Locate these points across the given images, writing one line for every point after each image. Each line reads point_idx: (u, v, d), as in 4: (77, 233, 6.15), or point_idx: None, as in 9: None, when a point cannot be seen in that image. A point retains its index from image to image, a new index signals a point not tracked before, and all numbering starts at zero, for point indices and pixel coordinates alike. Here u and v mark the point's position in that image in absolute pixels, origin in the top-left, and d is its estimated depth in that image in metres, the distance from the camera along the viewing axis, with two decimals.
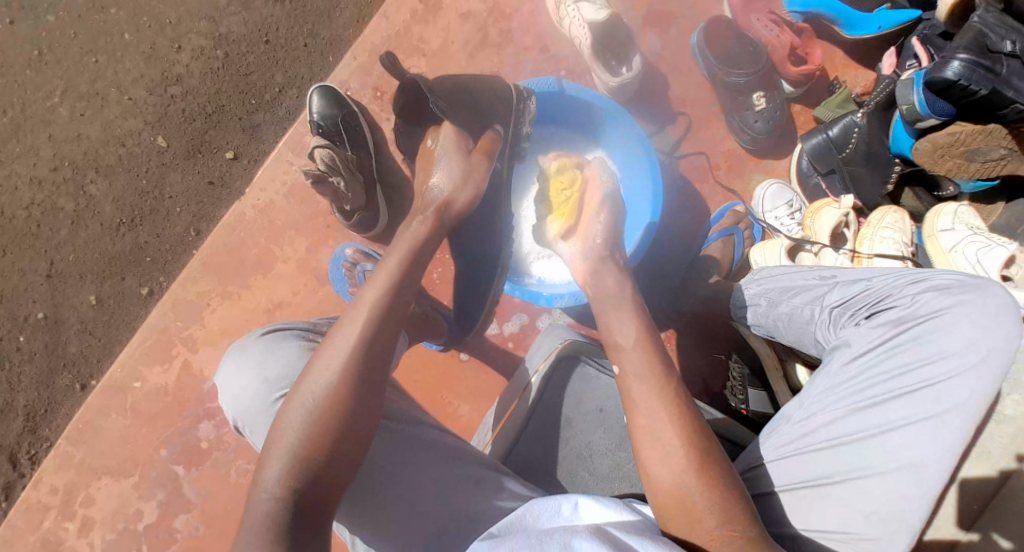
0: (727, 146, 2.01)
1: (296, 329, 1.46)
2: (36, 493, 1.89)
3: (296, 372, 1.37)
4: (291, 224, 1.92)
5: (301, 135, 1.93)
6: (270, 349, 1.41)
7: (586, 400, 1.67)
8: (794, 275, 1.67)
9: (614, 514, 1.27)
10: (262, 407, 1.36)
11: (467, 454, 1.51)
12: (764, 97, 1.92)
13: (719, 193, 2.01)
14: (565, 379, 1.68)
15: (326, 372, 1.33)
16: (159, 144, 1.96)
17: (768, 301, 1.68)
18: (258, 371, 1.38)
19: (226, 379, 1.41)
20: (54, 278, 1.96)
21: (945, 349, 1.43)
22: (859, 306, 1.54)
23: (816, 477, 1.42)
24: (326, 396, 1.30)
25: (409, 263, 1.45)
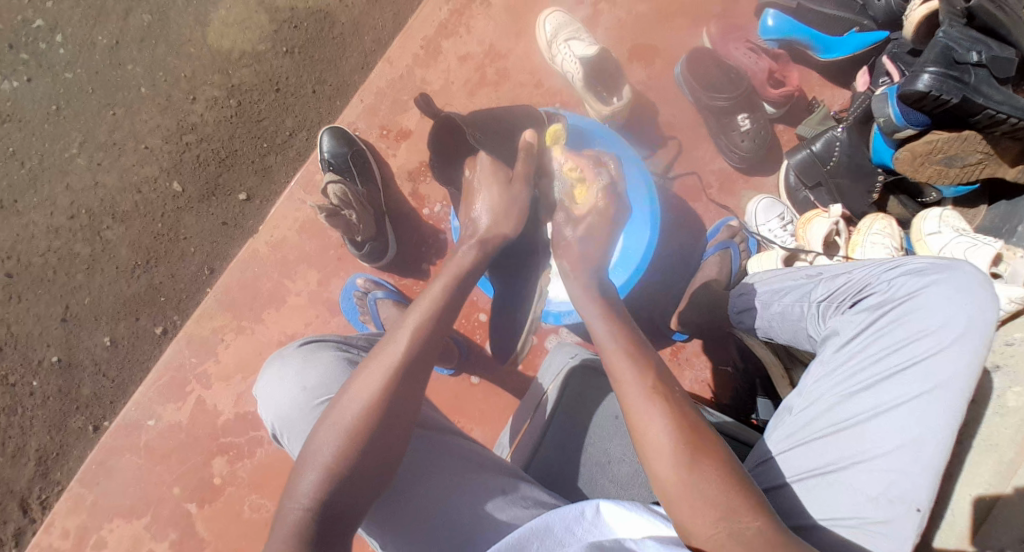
0: (717, 166, 2.12)
1: (332, 341, 1.47)
2: (48, 537, 1.87)
3: (333, 379, 1.37)
4: (302, 258, 1.98)
5: (312, 173, 2.02)
6: (308, 359, 1.42)
7: (603, 408, 1.64)
8: (783, 276, 1.67)
9: (633, 514, 1.24)
10: (303, 414, 1.35)
11: (488, 462, 1.44)
12: (749, 118, 2.03)
13: (712, 209, 2.10)
14: (582, 388, 1.66)
15: (363, 393, 1.28)
16: (174, 189, 2.04)
17: (762, 302, 1.69)
18: (297, 382, 1.39)
19: (267, 391, 1.41)
20: (70, 321, 1.99)
21: (926, 327, 1.41)
22: (843, 297, 1.54)
23: (820, 465, 1.39)
24: (365, 412, 1.25)
25: (457, 291, 1.43)
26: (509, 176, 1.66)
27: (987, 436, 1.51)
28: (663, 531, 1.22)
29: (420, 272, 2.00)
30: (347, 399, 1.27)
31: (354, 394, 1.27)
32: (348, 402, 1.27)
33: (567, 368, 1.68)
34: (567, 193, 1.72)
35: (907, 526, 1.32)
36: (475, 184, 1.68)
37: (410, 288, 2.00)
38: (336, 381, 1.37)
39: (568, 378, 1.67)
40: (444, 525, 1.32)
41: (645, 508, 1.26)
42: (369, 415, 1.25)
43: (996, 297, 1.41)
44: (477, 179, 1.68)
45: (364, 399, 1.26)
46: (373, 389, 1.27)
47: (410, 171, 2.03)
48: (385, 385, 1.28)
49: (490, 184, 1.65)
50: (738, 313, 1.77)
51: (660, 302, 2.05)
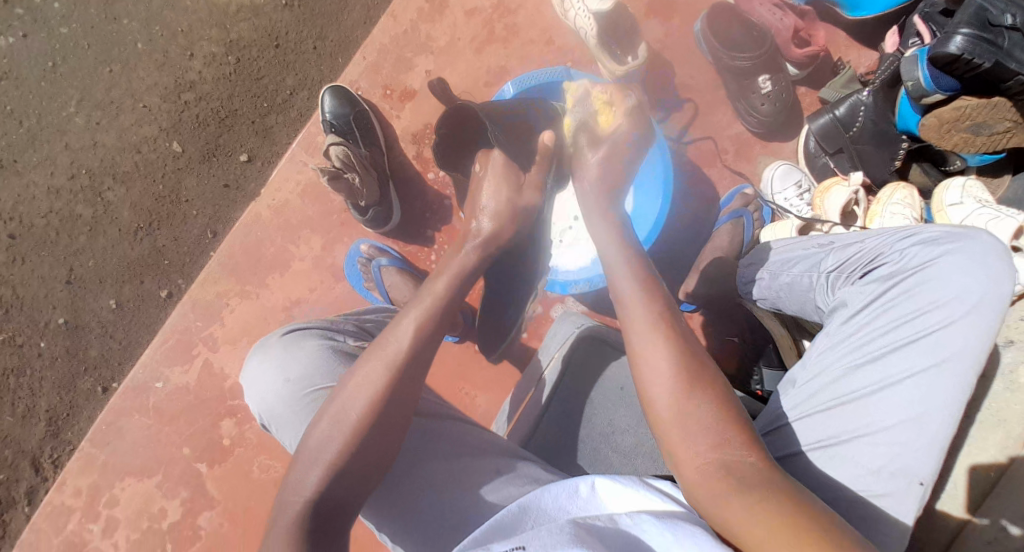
0: (734, 130, 2.05)
1: (316, 328, 1.44)
2: (60, 496, 1.90)
3: (318, 369, 1.35)
4: (306, 223, 1.96)
5: (314, 135, 1.98)
6: (290, 350, 1.38)
7: (608, 379, 1.60)
8: (795, 245, 1.63)
9: (629, 489, 1.22)
10: (288, 405, 1.33)
11: (487, 445, 1.44)
12: (770, 80, 1.94)
13: (727, 176, 2.04)
14: (586, 360, 1.63)
15: (364, 388, 1.28)
16: (174, 149, 2.01)
17: (770, 273, 1.65)
18: (281, 374, 1.35)
19: (251, 380, 1.39)
20: (74, 284, 1.98)
21: (937, 299, 1.36)
22: (854, 267, 1.49)
23: (821, 439, 1.36)
24: (367, 408, 1.26)
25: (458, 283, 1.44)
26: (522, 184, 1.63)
27: (996, 411, 1.44)
28: (658, 504, 1.19)
29: (424, 238, 1.97)
30: (348, 395, 1.27)
31: (357, 389, 1.27)
32: (351, 397, 1.27)
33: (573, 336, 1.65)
34: (591, 116, 1.68)
35: (908, 501, 1.29)
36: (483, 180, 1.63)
37: (415, 255, 1.97)
38: (321, 372, 1.34)
39: (571, 349, 1.64)
40: (437, 506, 1.33)
41: (642, 482, 1.24)
42: (371, 412, 1.26)
43: (1012, 269, 1.36)
44: (487, 175, 1.63)
45: (367, 396, 1.26)
46: (376, 385, 1.27)
47: (414, 134, 2.00)
48: (387, 382, 1.28)
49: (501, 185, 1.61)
50: (746, 283, 1.73)
51: (670, 271, 2.02)
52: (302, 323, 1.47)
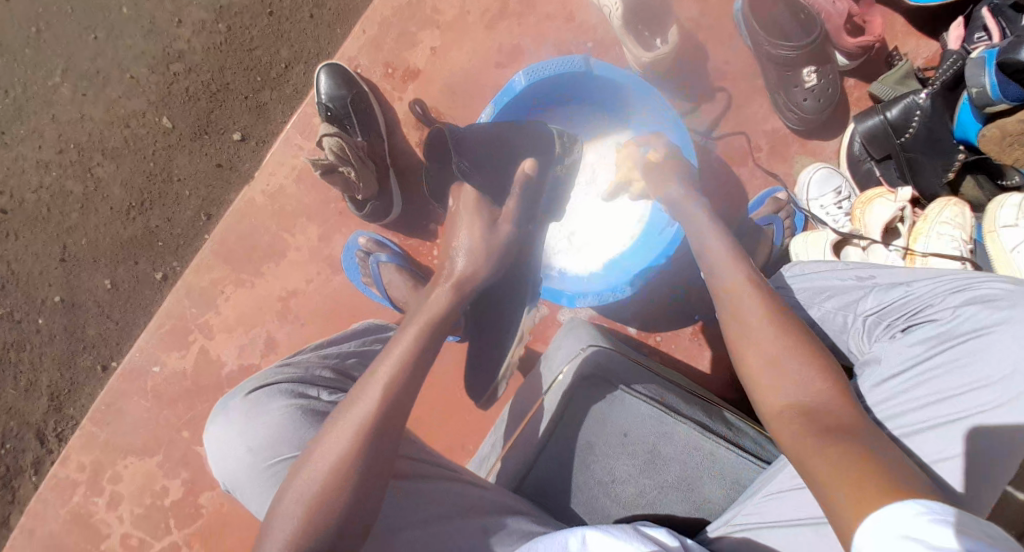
0: (770, 126, 1.85)
1: (285, 384, 1.42)
2: (64, 470, 1.93)
3: (282, 437, 1.35)
4: (302, 211, 1.86)
5: (309, 116, 1.86)
6: (258, 413, 1.38)
7: (612, 423, 1.54)
8: (829, 275, 1.49)
9: (621, 542, 1.26)
10: (255, 473, 1.34)
11: (479, 505, 1.44)
12: (816, 72, 1.75)
13: (759, 176, 1.85)
14: (589, 400, 1.54)
15: (338, 439, 1.29)
16: (164, 125, 1.89)
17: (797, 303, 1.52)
18: (243, 441, 1.36)
19: (218, 440, 1.40)
20: (69, 262, 1.92)
21: (988, 374, 1.23)
22: (896, 318, 1.37)
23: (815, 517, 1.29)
24: (330, 470, 1.26)
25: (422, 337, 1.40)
26: (496, 215, 1.52)
27: None
28: None
29: (425, 233, 1.87)
30: (323, 447, 1.28)
31: (323, 450, 1.28)
32: (315, 460, 1.27)
33: (573, 372, 1.56)
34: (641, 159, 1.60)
35: None
36: (457, 222, 1.52)
37: (415, 249, 1.88)
38: (285, 441, 1.35)
39: (573, 386, 1.54)
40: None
41: (636, 534, 1.28)
42: (335, 476, 1.25)
43: None
44: (460, 217, 1.51)
45: (333, 455, 1.27)
46: (342, 444, 1.28)
47: (418, 118, 1.85)
48: (351, 445, 1.28)
49: (474, 218, 1.50)
50: None
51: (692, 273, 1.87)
52: (273, 374, 1.46)
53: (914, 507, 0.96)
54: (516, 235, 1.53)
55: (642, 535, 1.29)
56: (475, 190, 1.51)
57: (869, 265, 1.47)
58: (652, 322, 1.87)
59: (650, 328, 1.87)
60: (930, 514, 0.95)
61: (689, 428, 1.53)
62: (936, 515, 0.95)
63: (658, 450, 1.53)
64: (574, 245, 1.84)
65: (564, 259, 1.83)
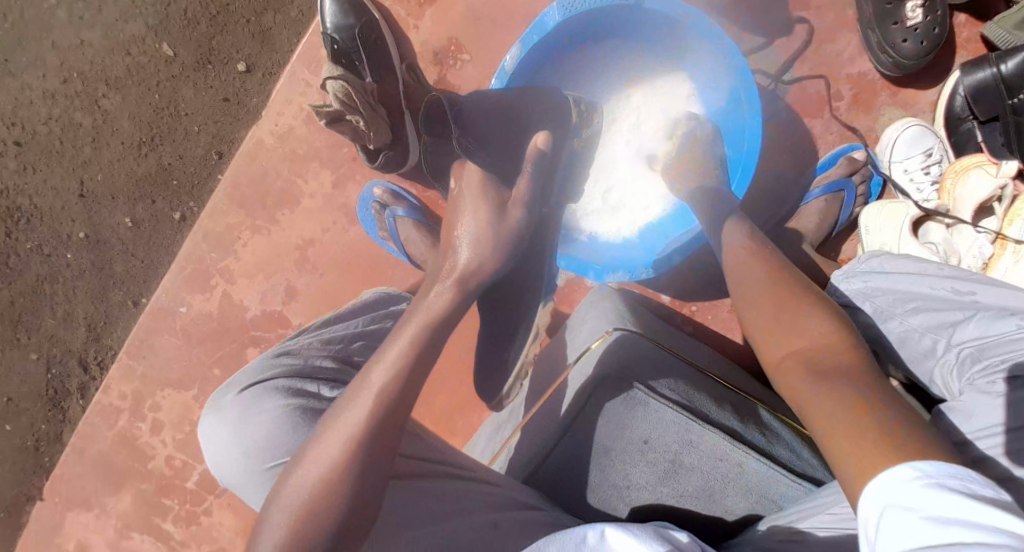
0: (855, 69, 1.56)
1: (280, 381, 1.28)
2: (107, 398, 1.95)
3: (277, 440, 1.20)
4: (314, 154, 1.73)
5: (316, 47, 1.69)
6: (249, 412, 1.23)
7: (631, 430, 1.36)
8: (914, 282, 1.28)
9: (639, 542, 1.13)
10: (249, 480, 1.20)
11: (485, 503, 1.32)
12: (921, 7, 1.45)
13: (834, 130, 1.57)
14: (606, 404, 1.35)
15: (328, 450, 1.11)
16: (165, 53, 1.76)
17: (875, 308, 1.31)
18: (238, 443, 1.21)
19: (207, 441, 1.25)
20: (87, 198, 1.87)
21: None
22: (1003, 359, 1.13)
23: None
24: (320, 486, 1.09)
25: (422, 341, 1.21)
26: (504, 199, 1.34)
27: None
28: None
29: None
30: (314, 458, 1.11)
31: (312, 457, 1.11)
32: (306, 466, 1.11)
33: (591, 373, 1.35)
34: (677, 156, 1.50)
35: None
36: (461, 206, 1.34)
37: (434, 203, 1.73)
38: (281, 443, 1.20)
39: (590, 388, 1.34)
40: None
41: (660, 537, 1.15)
42: (323, 490, 1.09)
43: None
44: (463, 200, 1.34)
45: (321, 465, 1.10)
46: (332, 454, 1.11)
47: (437, 51, 1.67)
48: (346, 455, 1.11)
49: (480, 203, 1.32)
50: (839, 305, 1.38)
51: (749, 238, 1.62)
52: (268, 367, 1.32)
53: (912, 471, 0.91)
54: (527, 222, 1.34)
55: (663, 537, 1.16)
56: (480, 171, 1.34)
57: (977, 276, 1.23)
58: (686, 290, 1.69)
59: (685, 297, 1.69)
60: (927, 479, 0.89)
61: (717, 437, 1.34)
62: (932, 479, 0.89)
63: (680, 459, 1.36)
64: (606, 202, 1.64)
65: (592, 219, 1.64)
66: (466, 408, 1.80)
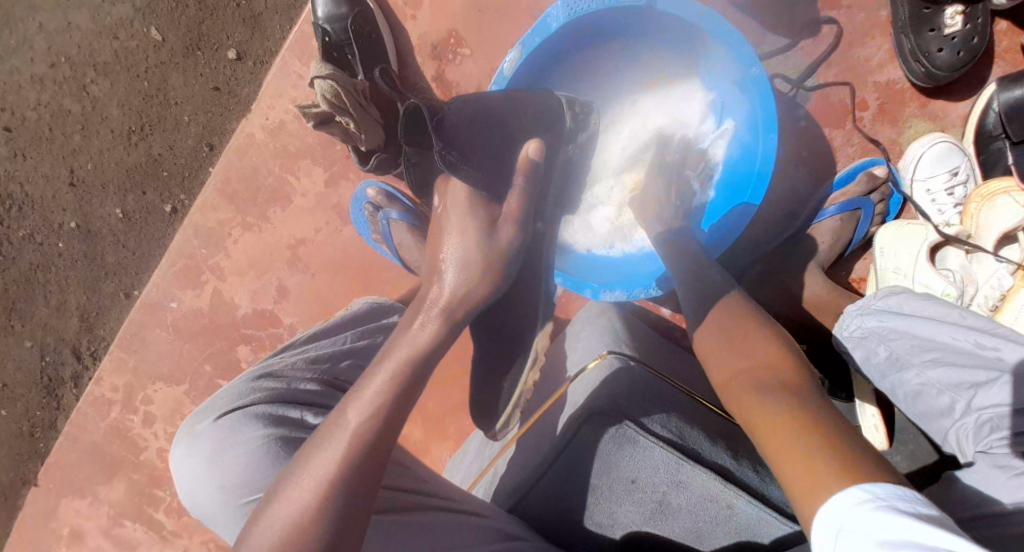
0: (884, 77, 1.45)
1: (260, 407, 1.20)
2: (99, 389, 1.94)
3: (253, 474, 1.13)
4: (307, 150, 1.66)
5: (310, 37, 1.61)
6: (225, 442, 1.16)
7: (617, 469, 1.29)
8: (934, 328, 1.19)
9: None
10: (227, 515, 1.14)
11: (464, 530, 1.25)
12: (961, 14, 1.34)
13: (857, 142, 1.47)
14: (594, 440, 1.28)
15: (305, 490, 1.02)
16: (154, 38, 1.70)
17: (891, 354, 1.23)
18: (215, 477, 1.15)
19: (184, 471, 1.19)
20: (78, 187, 1.82)
21: None
22: None
23: None
24: (291, 531, 1.00)
25: (406, 372, 1.10)
26: (494, 216, 1.17)
27: None
28: None
29: None
30: (288, 498, 1.02)
31: (286, 497, 1.02)
32: (278, 506, 1.02)
33: (579, 407, 1.28)
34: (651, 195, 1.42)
35: None
36: (446, 224, 1.18)
37: None
38: (256, 477, 1.13)
39: (577, 424, 1.27)
40: None
41: None
42: (295, 536, 0.99)
43: None
44: (448, 218, 1.18)
45: (295, 507, 1.01)
46: (308, 494, 1.01)
47: (436, 44, 1.57)
48: (322, 497, 1.01)
49: (467, 224, 1.16)
50: (854, 339, 1.29)
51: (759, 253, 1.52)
52: (248, 391, 1.23)
53: (859, 494, 0.91)
54: (520, 239, 1.18)
55: None
56: (466, 187, 1.17)
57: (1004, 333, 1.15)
58: None
59: None
60: (876, 501, 0.90)
61: (708, 477, 1.27)
62: (882, 502, 0.90)
63: (668, 499, 1.29)
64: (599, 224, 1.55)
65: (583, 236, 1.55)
66: (459, 415, 1.75)
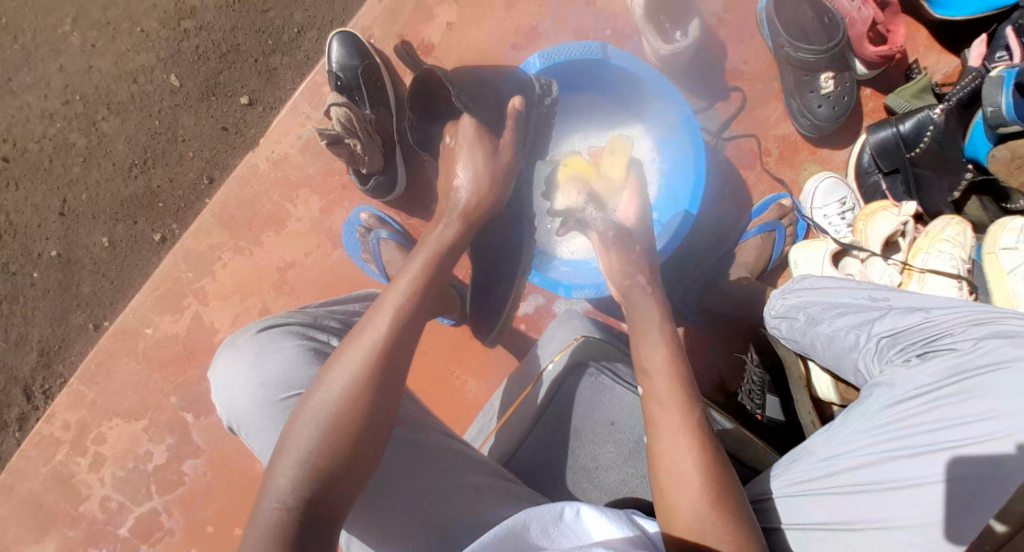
0: (781, 131, 1.82)
1: (293, 325, 1.42)
2: (49, 427, 1.89)
3: (294, 374, 1.34)
4: (305, 181, 1.85)
5: (319, 85, 1.84)
6: (266, 349, 1.37)
7: (597, 412, 1.52)
8: (841, 293, 1.54)
9: (609, 524, 1.14)
10: (263, 408, 1.32)
11: (464, 462, 1.45)
12: (833, 79, 1.73)
13: (765, 181, 1.82)
14: (577, 386, 1.53)
15: (352, 367, 1.28)
16: (171, 83, 1.88)
17: (809, 318, 1.55)
18: (256, 377, 1.34)
19: (223, 381, 1.37)
20: (67, 216, 1.92)
21: (996, 407, 1.26)
22: (912, 342, 1.39)
23: (836, 521, 1.30)
24: (344, 396, 1.25)
25: (429, 276, 1.39)
26: (495, 144, 1.55)
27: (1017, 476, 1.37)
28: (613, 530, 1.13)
29: (429, 212, 1.84)
30: (332, 377, 1.27)
31: (332, 378, 1.27)
32: (329, 385, 1.26)
33: (552, 378, 1.54)
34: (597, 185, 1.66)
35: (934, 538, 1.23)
36: (458, 152, 1.55)
37: (416, 230, 1.85)
38: (296, 375, 1.34)
39: (566, 373, 1.54)
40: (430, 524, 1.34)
41: (626, 519, 1.17)
42: (347, 404, 1.24)
43: None
44: (461, 145, 1.54)
45: (343, 384, 1.25)
46: (354, 372, 1.26)
47: None
48: (370, 366, 1.28)
49: (475, 150, 1.53)
50: (776, 317, 1.63)
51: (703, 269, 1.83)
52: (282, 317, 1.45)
53: None
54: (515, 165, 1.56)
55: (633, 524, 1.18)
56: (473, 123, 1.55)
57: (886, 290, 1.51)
58: None
59: None
60: None
61: None
62: None
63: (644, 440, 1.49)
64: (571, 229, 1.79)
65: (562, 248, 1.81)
66: None
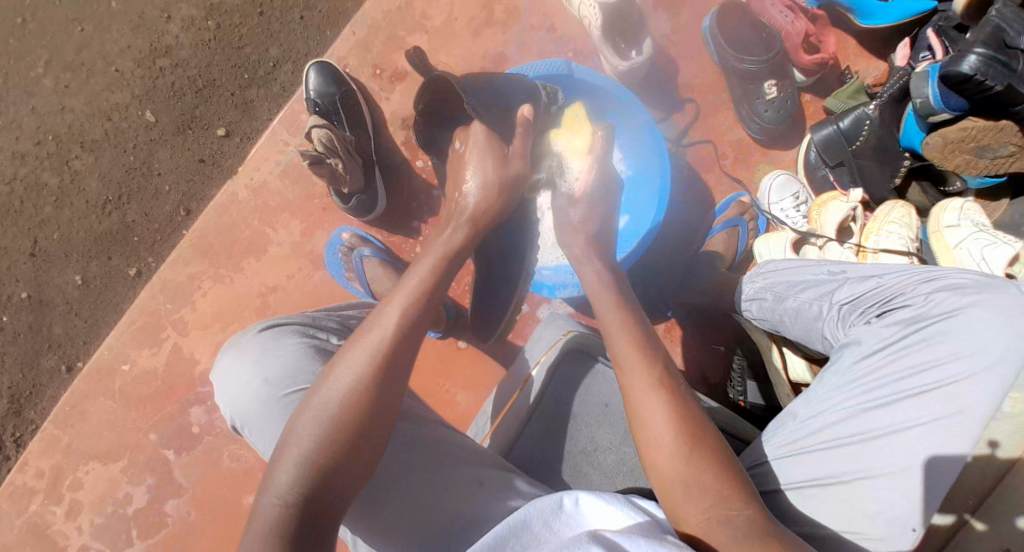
0: (735, 136, 1.98)
1: (294, 325, 1.43)
2: (22, 477, 1.81)
3: (297, 370, 1.34)
4: (285, 206, 1.88)
5: (297, 113, 1.90)
6: (269, 347, 1.38)
7: (591, 395, 1.55)
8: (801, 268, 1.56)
9: (615, 512, 1.14)
10: (267, 405, 1.32)
11: (458, 454, 1.40)
12: (776, 85, 1.88)
13: (724, 182, 1.97)
14: (569, 373, 1.56)
15: (355, 365, 1.26)
16: (147, 119, 1.92)
17: (776, 295, 1.57)
18: (260, 374, 1.35)
19: (226, 382, 1.37)
20: (38, 256, 1.91)
21: (955, 351, 1.30)
22: (870, 304, 1.42)
23: (820, 476, 1.30)
24: (349, 393, 1.23)
25: (439, 272, 1.42)
26: (507, 152, 1.66)
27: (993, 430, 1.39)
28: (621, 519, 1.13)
29: (410, 228, 1.91)
30: (334, 377, 1.25)
31: (337, 376, 1.25)
32: (332, 383, 1.24)
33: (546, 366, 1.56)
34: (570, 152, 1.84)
35: (911, 486, 1.25)
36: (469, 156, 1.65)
37: (398, 247, 1.90)
38: (299, 370, 1.34)
39: (557, 362, 1.57)
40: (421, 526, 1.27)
41: (626, 501, 1.17)
42: (352, 403, 1.22)
43: None
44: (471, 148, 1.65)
45: (348, 381, 1.24)
46: (358, 371, 1.25)
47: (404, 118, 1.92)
48: (373, 367, 1.26)
49: (486, 156, 1.63)
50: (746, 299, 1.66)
51: (675, 266, 1.94)
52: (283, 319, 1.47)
53: None
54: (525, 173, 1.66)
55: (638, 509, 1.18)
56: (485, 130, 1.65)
57: (843, 264, 1.53)
58: None
59: None
60: None
61: None
62: None
63: None
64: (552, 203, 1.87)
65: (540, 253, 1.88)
66: None
